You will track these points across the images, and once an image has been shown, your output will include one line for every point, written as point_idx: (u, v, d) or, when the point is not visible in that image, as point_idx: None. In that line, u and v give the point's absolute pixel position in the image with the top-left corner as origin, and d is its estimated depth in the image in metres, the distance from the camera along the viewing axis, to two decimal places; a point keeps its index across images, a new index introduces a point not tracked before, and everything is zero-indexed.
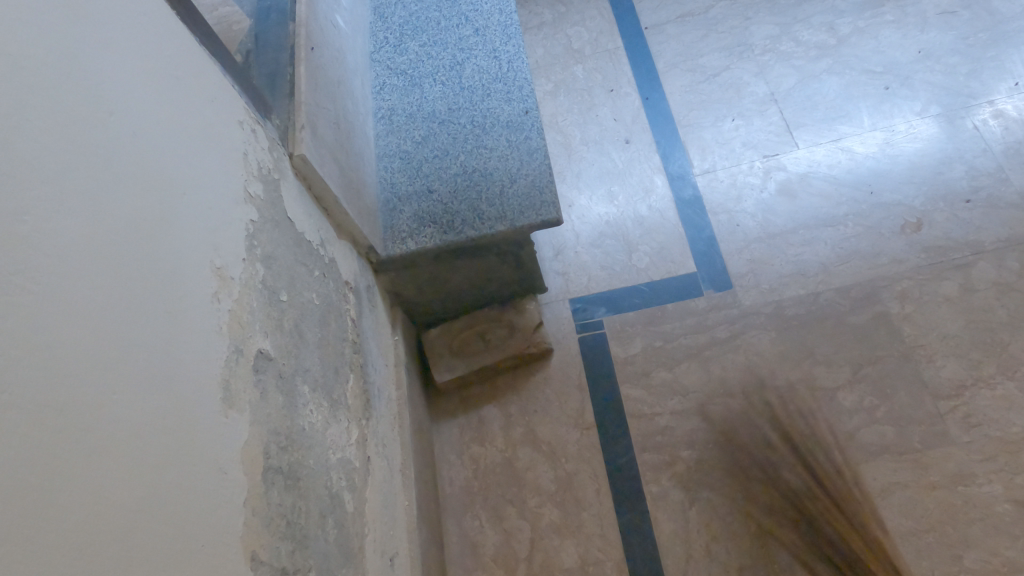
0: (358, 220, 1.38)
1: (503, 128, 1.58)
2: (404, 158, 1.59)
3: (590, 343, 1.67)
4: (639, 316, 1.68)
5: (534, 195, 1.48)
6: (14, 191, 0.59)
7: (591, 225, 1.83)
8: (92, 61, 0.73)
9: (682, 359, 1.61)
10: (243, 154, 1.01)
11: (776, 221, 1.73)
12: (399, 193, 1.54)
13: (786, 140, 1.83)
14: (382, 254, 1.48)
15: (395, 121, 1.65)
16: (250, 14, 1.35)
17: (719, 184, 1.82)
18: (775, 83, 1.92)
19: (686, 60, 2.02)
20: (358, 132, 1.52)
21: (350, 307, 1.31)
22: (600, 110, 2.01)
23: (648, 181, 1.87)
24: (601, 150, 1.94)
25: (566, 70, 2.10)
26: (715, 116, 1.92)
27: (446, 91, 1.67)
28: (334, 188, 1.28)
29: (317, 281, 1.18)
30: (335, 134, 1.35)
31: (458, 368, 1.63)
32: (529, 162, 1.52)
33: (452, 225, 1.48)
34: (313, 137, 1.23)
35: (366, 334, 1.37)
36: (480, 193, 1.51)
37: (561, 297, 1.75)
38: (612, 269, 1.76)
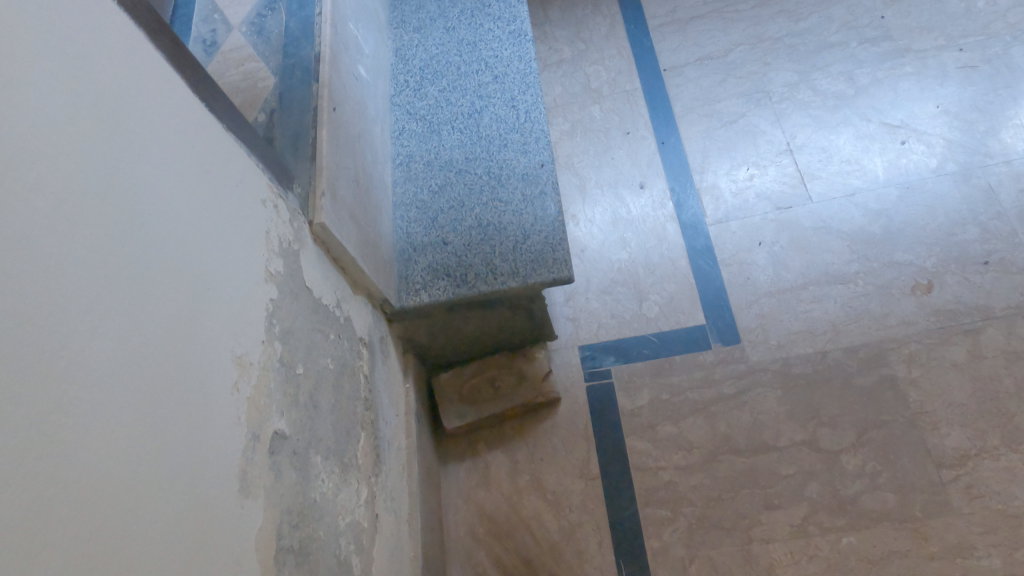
0: (374, 276, 1.41)
1: (518, 181, 1.60)
2: (420, 206, 1.62)
3: (597, 392, 1.70)
4: (647, 367, 1.71)
5: (547, 251, 1.50)
6: (54, 328, 0.62)
7: (602, 271, 1.85)
8: (130, 174, 0.76)
9: (688, 413, 1.63)
10: (267, 231, 1.04)
11: (787, 276, 1.74)
12: (414, 243, 1.58)
13: (801, 192, 1.83)
14: (396, 304, 1.51)
15: (412, 168, 1.68)
16: (274, 71, 1.41)
17: (732, 234, 1.83)
18: (792, 132, 1.92)
19: (703, 105, 2.03)
20: (376, 183, 1.55)
21: (363, 364, 1.34)
22: (616, 153, 2.02)
23: (661, 228, 1.88)
24: (615, 194, 1.96)
25: (584, 110, 2.11)
26: (730, 164, 1.92)
27: (464, 139, 1.69)
28: (352, 248, 1.31)
29: (333, 344, 1.22)
30: (354, 192, 1.38)
31: (467, 414, 1.66)
32: (543, 218, 1.55)
33: (465, 279, 1.51)
34: (332, 201, 1.25)
35: (378, 387, 1.40)
36: (494, 247, 1.53)
37: (571, 344, 1.77)
38: (622, 318, 1.78)
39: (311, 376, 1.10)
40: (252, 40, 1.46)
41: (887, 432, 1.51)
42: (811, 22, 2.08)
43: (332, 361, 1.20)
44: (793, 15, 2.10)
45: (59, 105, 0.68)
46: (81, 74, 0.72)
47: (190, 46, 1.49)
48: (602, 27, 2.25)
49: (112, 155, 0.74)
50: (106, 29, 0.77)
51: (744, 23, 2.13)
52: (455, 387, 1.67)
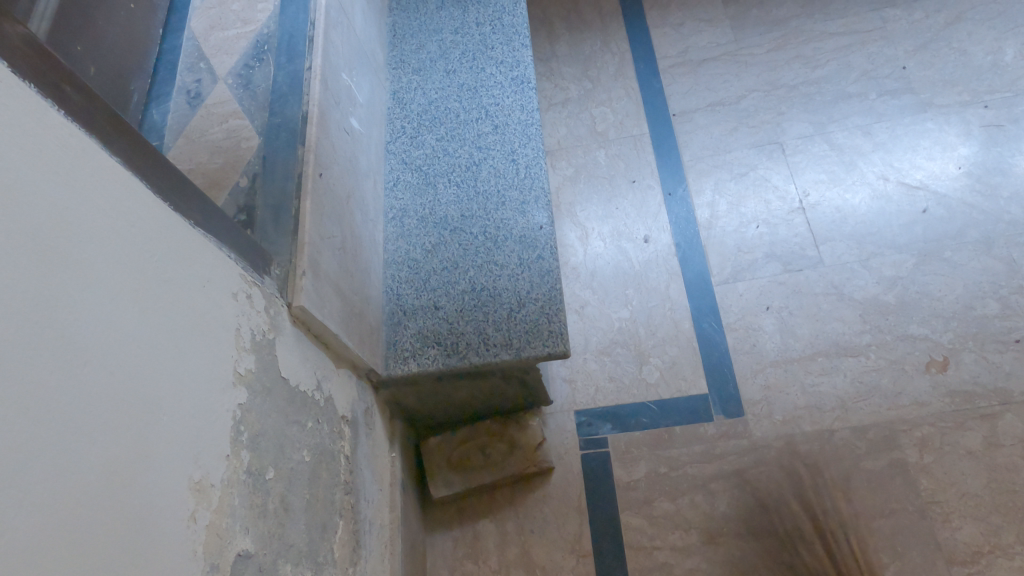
0: (359, 348, 1.34)
1: (515, 244, 1.53)
2: (412, 266, 1.55)
3: (592, 461, 1.63)
4: (645, 437, 1.63)
5: (543, 322, 1.43)
6: None
7: (601, 330, 1.78)
8: (73, 307, 0.68)
9: (686, 489, 1.56)
10: (237, 327, 0.97)
11: (795, 345, 1.66)
12: (405, 306, 1.51)
13: (812, 254, 1.75)
14: (383, 373, 1.44)
15: (406, 223, 1.61)
16: (259, 131, 1.33)
17: (738, 296, 1.75)
18: (805, 189, 1.84)
19: (713, 155, 1.95)
20: (366, 244, 1.48)
21: (344, 444, 1.28)
22: (620, 202, 1.94)
23: (664, 286, 1.80)
24: (618, 247, 1.88)
25: (588, 154, 2.03)
26: (739, 219, 1.84)
27: (460, 194, 1.62)
28: (334, 324, 1.24)
29: (311, 432, 1.15)
30: (340, 261, 1.31)
31: (455, 482, 1.59)
32: (540, 285, 1.47)
33: (456, 349, 1.44)
34: (313, 277, 1.18)
35: (361, 465, 1.34)
36: (487, 314, 1.46)
37: (567, 408, 1.70)
38: (621, 382, 1.71)
39: (284, 476, 1.04)
40: (238, 94, 1.39)
41: (896, 522, 1.43)
42: (828, 70, 2.00)
43: (308, 451, 1.13)
44: (810, 61, 2.02)
45: None
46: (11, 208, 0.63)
47: (173, 97, 1.41)
48: (611, 65, 2.17)
49: (45, 295, 0.65)
50: (46, 144, 0.69)
51: (758, 68, 2.05)
52: (443, 452, 1.60)
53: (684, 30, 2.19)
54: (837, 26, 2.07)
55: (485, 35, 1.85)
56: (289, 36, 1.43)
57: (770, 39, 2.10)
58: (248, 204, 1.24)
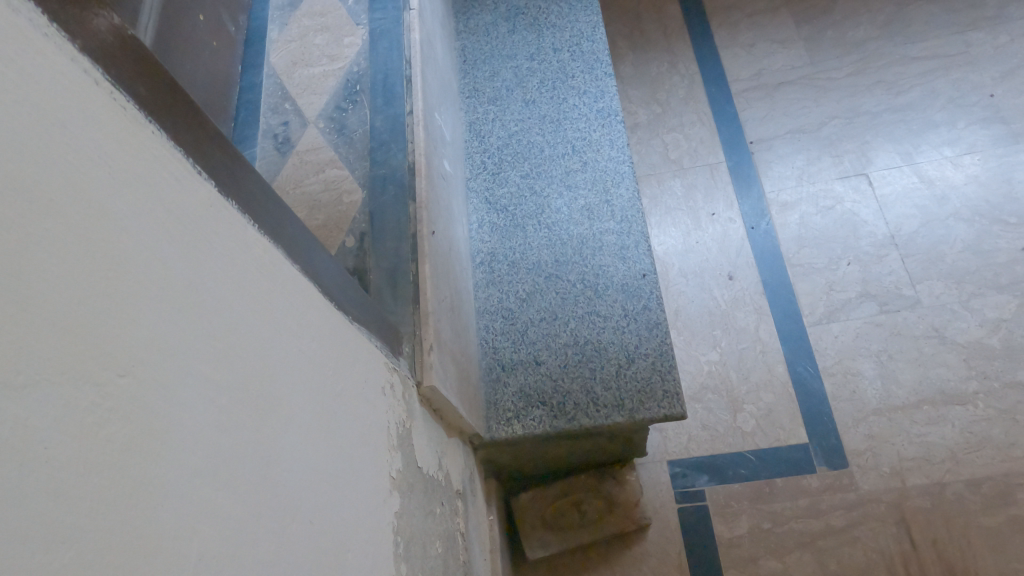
0: (468, 414, 1.25)
1: (617, 293, 1.45)
2: (507, 317, 1.47)
3: (690, 516, 1.56)
4: (745, 490, 1.57)
5: (656, 381, 1.36)
6: None
7: (691, 374, 1.71)
8: (282, 458, 0.58)
9: (794, 547, 1.49)
10: (387, 424, 0.88)
11: (897, 393, 1.60)
12: (502, 361, 1.42)
13: (909, 294, 1.69)
14: (485, 435, 1.36)
15: (495, 269, 1.52)
16: (361, 182, 1.23)
17: (834, 339, 1.69)
18: (896, 223, 1.78)
19: (797, 186, 1.88)
20: (462, 297, 1.39)
21: (461, 521, 1.19)
22: (701, 236, 1.87)
23: (754, 327, 1.73)
24: (701, 284, 1.81)
25: (663, 184, 1.95)
26: (828, 256, 1.78)
27: (553, 237, 1.53)
28: (454, 396, 1.15)
29: (439, 520, 1.06)
30: (451, 323, 1.22)
31: (547, 542, 1.51)
32: (648, 339, 1.40)
33: (564, 409, 1.35)
34: (437, 348, 1.10)
35: (472, 539, 1.25)
36: (594, 371, 1.38)
37: (659, 458, 1.63)
38: (715, 430, 1.64)
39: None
40: (332, 140, 1.28)
41: None
42: (913, 96, 1.93)
43: (440, 541, 1.04)
44: (893, 87, 1.96)
45: (214, 421, 0.49)
46: (225, 362, 0.52)
47: (259, 143, 1.31)
48: (680, 88, 2.09)
49: (263, 455, 0.55)
50: (245, 267, 0.58)
51: (838, 93, 1.99)
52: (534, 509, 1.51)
53: (756, 52, 2.11)
54: (918, 50, 2.01)
55: (564, 61, 1.76)
56: (383, 76, 1.33)
57: (847, 62, 2.03)
58: (359, 266, 1.14)
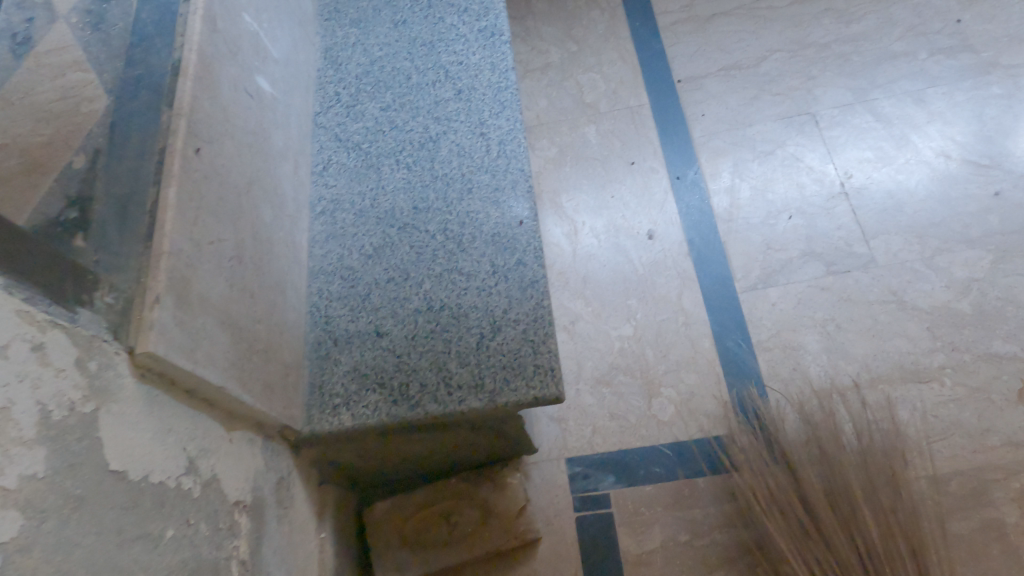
0: (261, 401, 0.94)
1: (486, 245, 1.14)
2: (347, 278, 1.15)
3: (591, 528, 1.25)
4: (659, 494, 1.26)
5: (527, 354, 1.05)
6: None
7: (598, 353, 1.40)
8: None
9: (713, 564, 1.19)
10: (3, 405, 0.57)
11: (846, 371, 1.30)
12: (336, 333, 1.11)
13: (862, 252, 1.39)
14: (305, 429, 1.05)
15: (339, 219, 1.21)
16: (109, 88, 0.92)
17: (771, 307, 1.38)
18: (846, 169, 1.48)
19: (731, 130, 1.58)
20: (278, 251, 1.07)
21: (238, 545, 0.88)
22: (617, 189, 1.56)
23: (676, 295, 1.43)
24: (616, 245, 1.50)
25: (575, 131, 1.64)
26: (766, 209, 1.48)
27: (412, 179, 1.22)
28: (217, 374, 0.84)
29: (169, 546, 0.75)
30: (230, 278, 0.91)
31: (406, 563, 1.19)
32: (520, 302, 1.09)
33: (407, 392, 1.05)
34: (176, 304, 0.78)
35: (267, 569, 0.94)
36: (449, 343, 1.07)
37: (556, 457, 1.31)
38: (626, 420, 1.33)
39: None
40: (84, 38, 0.97)
41: None
42: (867, 25, 1.64)
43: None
44: (843, 16, 1.67)
45: None
46: None
47: None
48: (600, 24, 1.79)
49: None
50: None
51: (780, 24, 1.69)
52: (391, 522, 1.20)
53: None
54: None
55: None
56: None
57: None
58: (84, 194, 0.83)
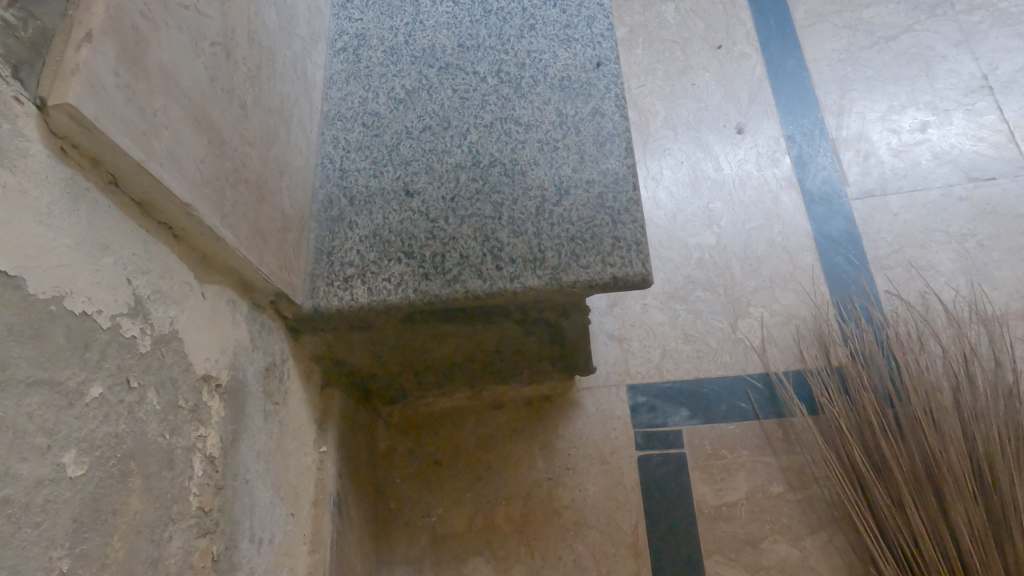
0: (247, 246, 0.68)
1: (551, 91, 0.88)
2: (369, 125, 0.90)
3: (657, 472, 0.99)
4: (745, 435, 1.00)
5: (602, 223, 0.78)
6: None
7: (671, 263, 1.14)
8: None
9: (812, 525, 0.94)
10: None
11: (991, 298, 1.02)
12: (353, 189, 0.86)
13: (1010, 155, 1.11)
14: (305, 304, 0.79)
15: (363, 57, 0.95)
16: None
17: (892, 218, 1.11)
18: (990, 59, 1.19)
19: (842, 11, 1.30)
20: (281, 71, 0.81)
21: (204, 436, 0.63)
22: (699, 74, 1.29)
23: (771, 199, 1.16)
24: (695, 139, 1.23)
25: (650, 10, 1.37)
26: (886, 102, 1.20)
27: (458, 12, 0.95)
28: (182, 184, 0.58)
29: (91, 410, 0.50)
30: (210, 67, 0.65)
31: (436, 510, 1.00)
32: (594, 159, 0.82)
33: (441, 265, 0.79)
34: (119, 58, 0.52)
35: (248, 477, 0.70)
36: (500, 206, 0.81)
37: (614, 383, 1.06)
38: (704, 343, 1.07)
39: None
40: None
41: None
42: None
43: (79, 456, 0.48)
44: None
45: None
46: None
47: None
48: None
49: None
50: None
51: None
52: (425, 453, 1.03)
53: None
54: None
55: None
56: None
57: None
58: None
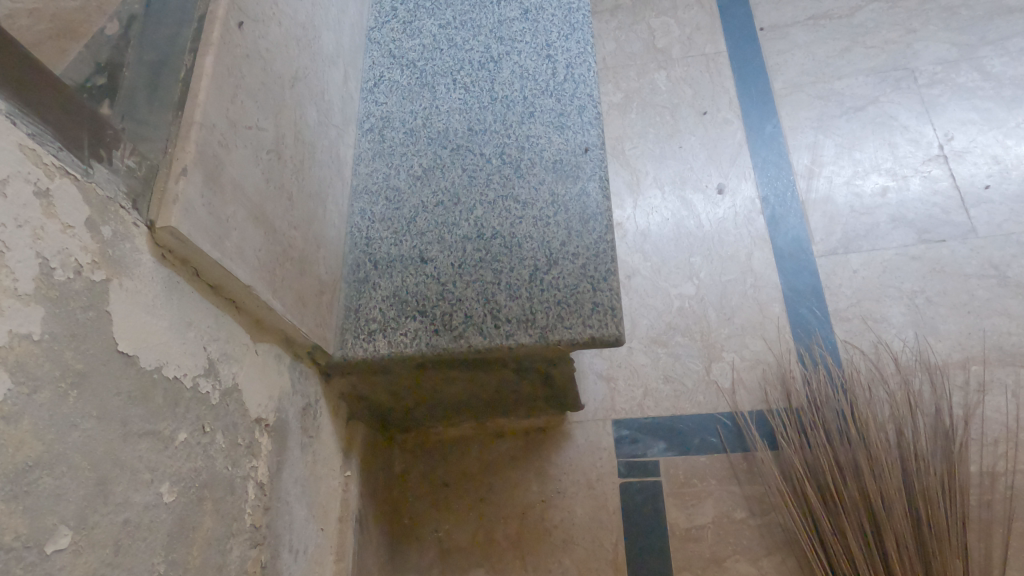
0: (291, 312, 0.85)
1: (546, 172, 1.03)
2: (392, 199, 1.06)
3: (636, 498, 1.14)
4: (714, 466, 1.14)
5: (584, 290, 0.94)
6: None
7: (655, 311, 1.28)
8: None
9: (769, 548, 1.08)
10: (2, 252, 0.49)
11: (936, 349, 1.16)
12: (377, 255, 1.02)
13: (959, 219, 1.25)
14: (336, 353, 0.95)
15: (388, 137, 1.11)
16: None
17: (852, 275, 1.25)
18: (946, 130, 1.33)
19: (816, 81, 1.44)
20: (320, 159, 0.98)
21: (257, 467, 0.79)
22: (686, 138, 1.44)
23: (746, 255, 1.30)
24: (680, 198, 1.38)
25: (643, 77, 1.53)
26: (852, 168, 1.34)
27: (469, 100, 1.12)
28: (245, 270, 0.75)
29: (180, 451, 0.66)
30: (267, 171, 0.81)
31: (444, 526, 1.15)
32: (580, 234, 0.98)
33: (449, 323, 0.94)
34: (204, 183, 0.69)
35: (289, 499, 0.85)
36: (500, 273, 0.97)
37: (601, 417, 1.20)
38: (682, 384, 1.21)
39: (90, 548, 0.54)
40: None
41: None
42: None
43: (171, 487, 0.64)
44: None
45: None
46: None
47: None
48: None
49: None
50: None
51: None
52: (435, 476, 1.19)
53: None
54: None
55: None
56: None
57: None
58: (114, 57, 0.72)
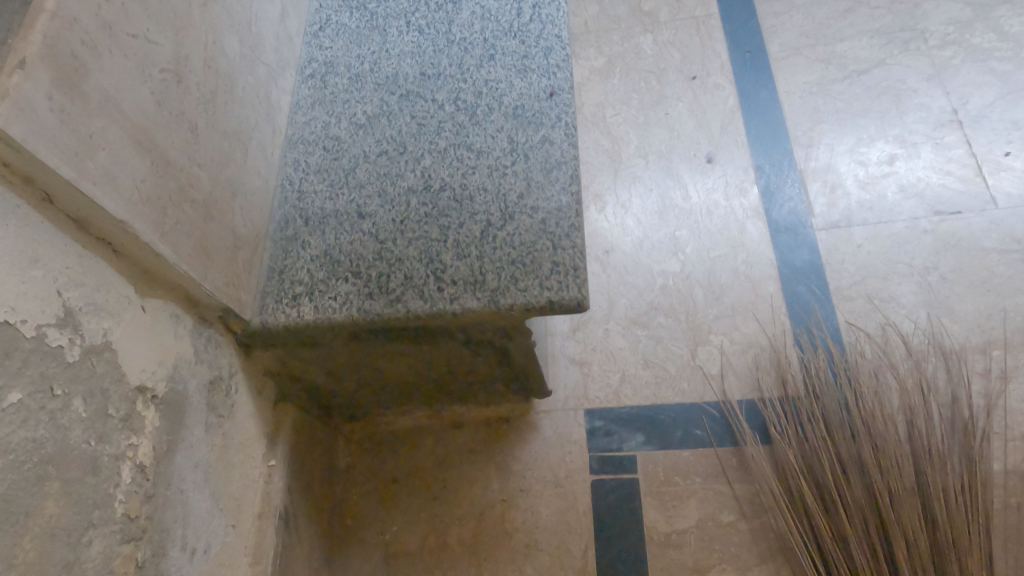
0: (190, 263, 0.71)
1: (505, 119, 0.90)
2: (330, 149, 0.93)
3: (610, 497, 1.00)
4: (698, 463, 1.00)
5: (543, 247, 0.80)
6: None
7: (635, 289, 1.15)
8: None
9: (761, 556, 0.93)
10: None
11: (951, 331, 1.02)
12: (309, 210, 0.89)
13: (976, 189, 1.11)
14: (254, 320, 0.82)
15: (330, 83, 0.98)
16: None
17: (856, 250, 1.11)
18: (960, 94, 1.20)
19: (816, 45, 1.32)
20: (242, 97, 0.85)
21: (135, 445, 0.65)
22: (673, 104, 1.31)
23: (737, 228, 1.17)
24: (666, 168, 1.25)
25: (628, 41, 1.40)
26: (855, 135, 1.21)
27: (423, 43, 0.99)
28: (118, 202, 0.61)
29: (9, 416, 0.52)
30: (159, 92, 0.68)
31: (390, 528, 1.01)
32: (540, 186, 0.84)
33: (385, 285, 0.81)
34: (55, 86, 0.55)
35: (184, 487, 0.72)
36: (447, 230, 0.83)
37: (572, 406, 1.07)
38: (664, 370, 1.07)
39: None
40: None
41: None
42: None
43: None
44: None
45: None
46: None
47: None
48: None
49: None
50: None
51: None
52: (382, 471, 1.05)
53: None
54: None
55: None
56: None
57: None
58: None
